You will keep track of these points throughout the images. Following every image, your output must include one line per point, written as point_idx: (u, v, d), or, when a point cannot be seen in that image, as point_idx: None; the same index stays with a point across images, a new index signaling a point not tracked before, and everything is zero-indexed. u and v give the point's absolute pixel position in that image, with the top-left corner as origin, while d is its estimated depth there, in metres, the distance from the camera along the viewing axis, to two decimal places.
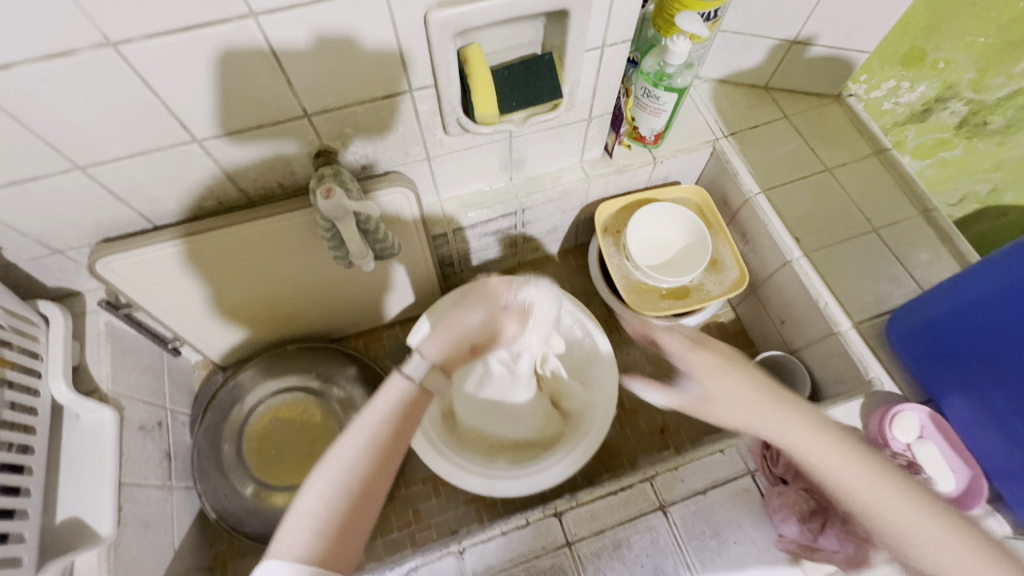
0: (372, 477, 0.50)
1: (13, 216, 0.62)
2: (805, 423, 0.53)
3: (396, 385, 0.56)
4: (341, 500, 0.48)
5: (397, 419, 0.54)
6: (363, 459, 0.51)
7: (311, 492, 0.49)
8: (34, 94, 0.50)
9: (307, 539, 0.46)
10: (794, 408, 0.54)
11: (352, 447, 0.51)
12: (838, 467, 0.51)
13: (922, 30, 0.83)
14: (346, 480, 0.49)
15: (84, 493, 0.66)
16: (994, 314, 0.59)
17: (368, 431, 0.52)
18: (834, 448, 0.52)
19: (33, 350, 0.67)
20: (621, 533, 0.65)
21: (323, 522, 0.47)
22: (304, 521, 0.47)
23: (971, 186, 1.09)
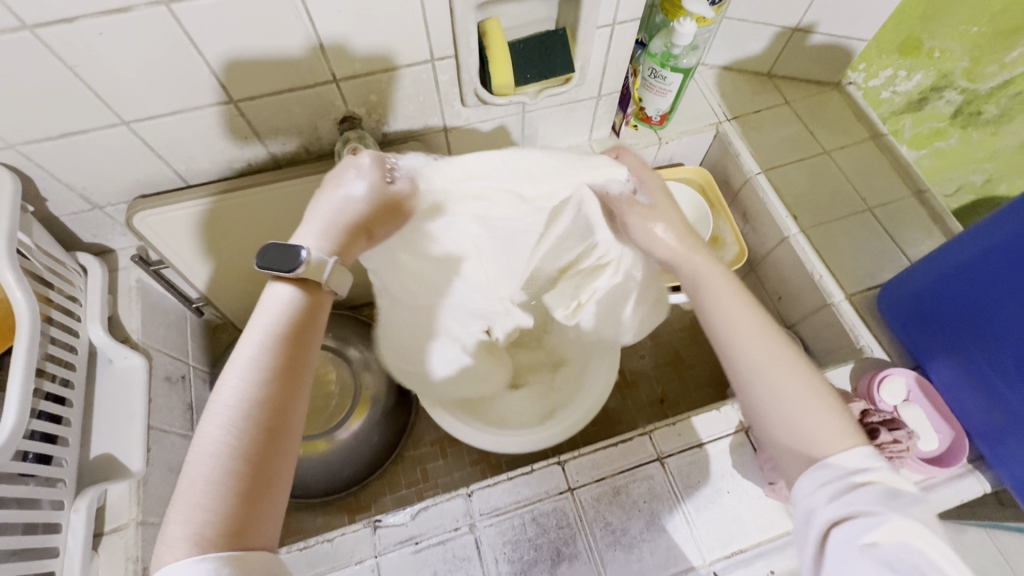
0: (268, 423, 0.41)
1: (60, 169, 0.67)
2: (801, 384, 0.50)
3: (274, 300, 0.47)
4: (231, 464, 0.39)
5: (281, 343, 0.44)
6: (247, 404, 0.41)
7: (193, 466, 0.39)
8: (92, 48, 0.54)
9: (194, 522, 0.37)
10: (791, 368, 0.51)
11: (241, 391, 0.42)
12: (821, 433, 0.48)
13: (918, 18, 0.87)
14: (230, 441, 0.40)
15: (116, 432, 0.71)
16: (976, 279, 0.63)
17: (248, 365, 0.43)
18: (820, 411, 0.48)
19: (72, 296, 0.71)
20: (620, 481, 0.69)
21: (212, 493, 0.38)
22: (209, 483, 0.38)
23: (967, 176, 1.11)
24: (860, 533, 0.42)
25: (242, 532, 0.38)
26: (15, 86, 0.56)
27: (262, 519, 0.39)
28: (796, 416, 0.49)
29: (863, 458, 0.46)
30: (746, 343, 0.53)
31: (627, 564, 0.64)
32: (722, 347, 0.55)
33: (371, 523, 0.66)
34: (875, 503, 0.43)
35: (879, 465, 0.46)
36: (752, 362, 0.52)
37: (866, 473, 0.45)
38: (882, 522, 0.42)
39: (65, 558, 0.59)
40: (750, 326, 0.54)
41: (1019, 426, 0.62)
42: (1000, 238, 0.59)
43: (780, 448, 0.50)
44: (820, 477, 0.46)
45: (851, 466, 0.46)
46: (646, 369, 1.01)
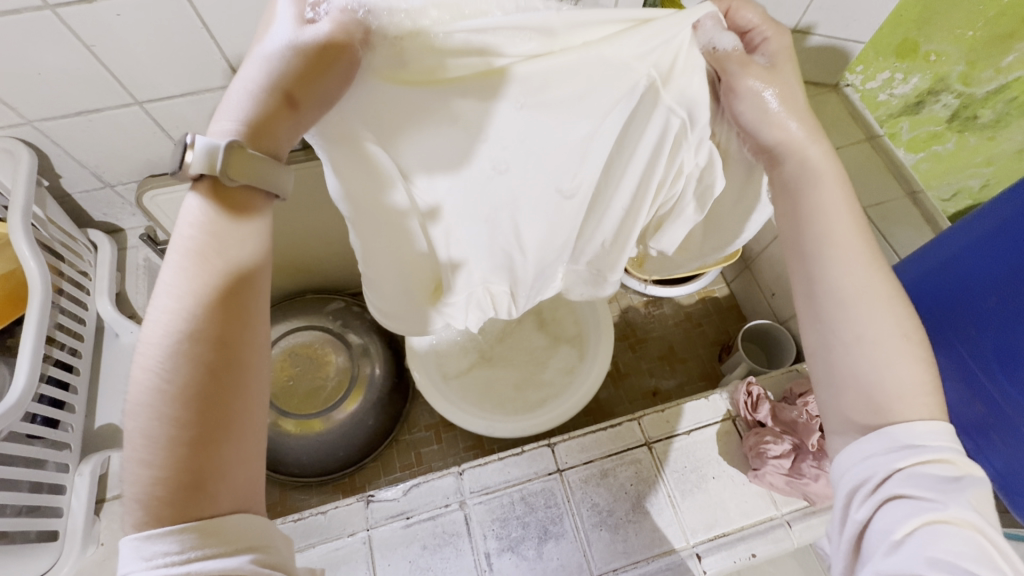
0: (207, 358, 0.30)
1: (75, 146, 0.69)
2: (896, 327, 0.40)
3: (184, 216, 0.33)
4: (169, 409, 0.29)
5: (202, 259, 0.32)
6: (173, 338, 0.30)
7: (130, 415, 0.29)
8: (110, 28, 0.57)
9: (146, 483, 0.29)
10: (890, 307, 0.40)
11: (168, 323, 0.30)
12: (897, 390, 0.38)
13: (914, 22, 0.90)
14: (164, 382, 0.30)
15: (119, 404, 0.73)
16: (960, 272, 0.64)
17: (169, 290, 0.31)
18: (904, 363, 0.39)
19: (83, 271, 0.74)
20: (608, 464, 0.70)
21: (157, 443, 0.29)
22: (151, 438, 0.29)
23: (966, 182, 1.09)
24: (900, 520, 0.35)
25: (201, 487, 0.29)
26: (35, 63, 0.58)
27: (227, 469, 0.30)
28: (874, 360, 0.39)
29: (936, 430, 0.37)
30: (847, 270, 0.42)
31: (612, 543, 0.65)
32: (802, 273, 0.44)
33: (364, 498, 0.68)
34: (921, 490, 0.36)
35: (941, 447, 0.37)
36: (843, 293, 0.41)
37: (928, 452, 0.37)
38: (930, 511, 0.35)
39: (69, 518, 0.62)
40: (851, 252, 0.42)
41: (1001, 419, 0.63)
42: (985, 230, 0.61)
43: (844, 398, 0.41)
44: (859, 456, 0.39)
45: (908, 437, 0.37)
46: (640, 362, 1.03)
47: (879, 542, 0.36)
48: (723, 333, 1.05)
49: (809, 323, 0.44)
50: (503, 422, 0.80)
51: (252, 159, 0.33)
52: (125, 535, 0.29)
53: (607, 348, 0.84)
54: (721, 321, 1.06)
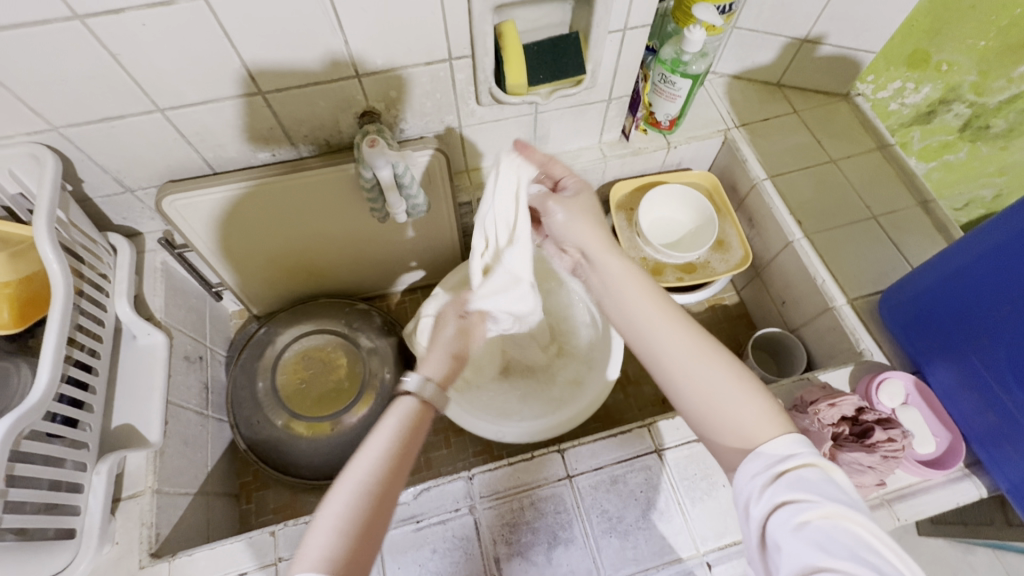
0: (395, 477, 0.49)
1: (97, 151, 0.71)
2: (725, 373, 0.50)
3: (405, 404, 0.53)
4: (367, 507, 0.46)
5: (394, 453, 0.50)
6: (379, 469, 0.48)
7: (329, 502, 0.46)
8: (136, 37, 0.58)
9: (327, 548, 0.44)
10: (713, 356, 0.51)
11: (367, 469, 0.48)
12: (750, 422, 0.48)
13: (926, 33, 0.89)
14: (367, 489, 0.47)
15: (135, 405, 0.74)
16: (971, 283, 0.64)
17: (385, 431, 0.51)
18: (743, 401, 0.49)
19: (103, 273, 0.76)
20: (618, 470, 0.70)
21: (346, 525, 0.45)
22: (331, 517, 0.45)
23: (976, 191, 1.12)
24: (791, 519, 0.42)
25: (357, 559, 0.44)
26: (63, 72, 0.60)
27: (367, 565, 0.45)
28: (727, 408, 0.49)
29: (791, 444, 0.46)
30: (670, 340, 0.52)
31: (622, 550, 0.65)
32: (648, 349, 0.54)
33: None
34: (801, 490, 0.43)
35: (805, 451, 0.46)
36: (678, 359, 0.51)
37: (797, 458, 0.45)
38: (813, 509, 0.42)
39: (86, 516, 0.63)
40: (658, 314, 0.54)
41: (1013, 428, 0.63)
42: (1000, 237, 0.60)
43: (718, 440, 0.49)
44: (748, 471, 0.46)
45: (778, 452, 0.45)
46: (649, 369, 1.03)
47: (780, 535, 0.42)
48: (733, 341, 1.05)
49: (670, 391, 0.53)
50: (513, 426, 0.81)
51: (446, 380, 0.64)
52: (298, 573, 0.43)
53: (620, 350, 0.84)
54: (732, 330, 1.07)
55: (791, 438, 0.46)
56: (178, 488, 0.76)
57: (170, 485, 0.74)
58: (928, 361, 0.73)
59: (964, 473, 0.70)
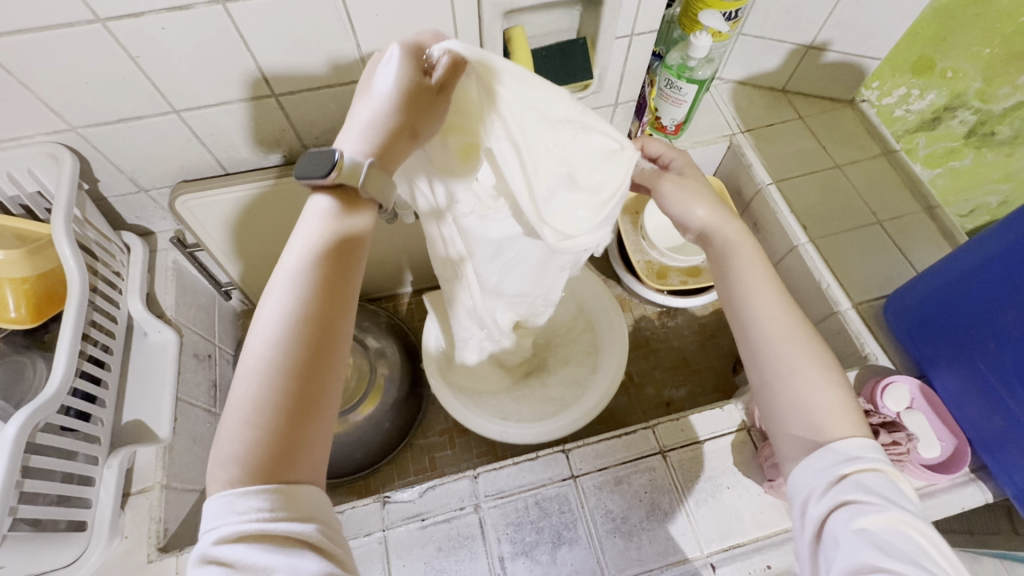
0: (310, 337, 0.39)
1: (114, 151, 0.72)
2: (815, 361, 0.49)
3: (316, 212, 0.43)
4: (279, 382, 0.38)
5: (310, 299, 0.40)
6: (282, 330, 0.39)
7: (244, 374, 0.39)
8: (156, 40, 0.60)
9: (246, 441, 0.37)
10: (807, 343, 0.50)
11: (275, 321, 0.39)
12: (826, 412, 0.48)
13: (931, 39, 0.89)
14: (272, 356, 0.38)
15: (146, 401, 0.75)
16: (977, 287, 0.64)
17: (286, 280, 0.41)
18: (827, 389, 0.48)
19: (117, 271, 0.77)
20: (622, 471, 0.70)
21: (271, 404, 0.38)
22: (251, 390, 0.38)
23: (982, 198, 1.12)
24: (853, 519, 0.42)
25: (290, 455, 0.38)
26: (84, 73, 0.61)
27: (309, 446, 0.38)
28: (809, 394, 0.48)
29: (860, 445, 0.46)
30: (765, 319, 0.52)
31: (626, 551, 0.66)
32: (739, 320, 0.54)
33: (380, 499, 0.69)
34: (864, 492, 0.43)
35: (875, 456, 0.45)
36: (767, 336, 0.51)
37: (865, 462, 0.45)
38: (878, 511, 0.42)
39: (97, 510, 0.64)
40: (765, 298, 0.53)
41: (1020, 432, 0.63)
42: (1005, 242, 0.61)
43: (786, 427, 0.49)
44: (813, 468, 0.46)
45: (846, 451, 0.45)
46: (653, 372, 1.03)
47: (838, 535, 0.42)
48: None
49: (749, 361, 0.53)
50: (517, 426, 0.81)
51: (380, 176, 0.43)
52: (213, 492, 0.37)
53: (620, 351, 0.85)
54: None
55: (862, 442, 0.46)
56: (186, 484, 0.76)
57: (179, 481, 0.75)
58: (934, 365, 0.73)
59: (970, 478, 0.70)
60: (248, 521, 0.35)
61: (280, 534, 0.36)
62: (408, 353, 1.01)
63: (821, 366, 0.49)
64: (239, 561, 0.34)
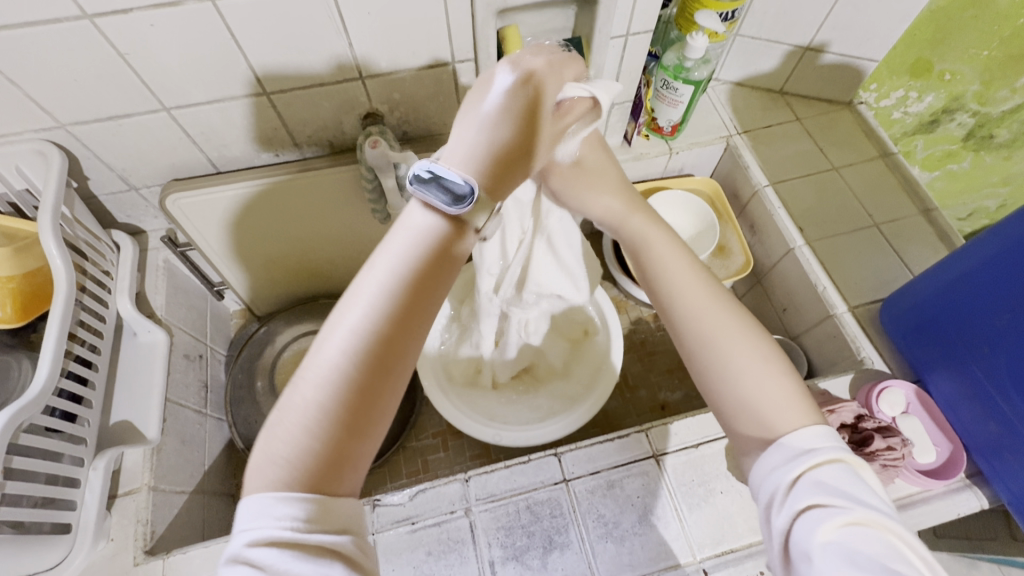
0: (387, 355, 0.38)
1: (104, 149, 0.72)
2: (759, 351, 0.48)
3: (421, 221, 0.40)
4: (345, 395, 0.37)
5: (396, 315, 0.38)
6: (363, 341, 0.37)
7: (310, 376, 0.37)
8: (144, 37, 0.59)
9: (301, 448, 0.36)
10: (750, 336, 0.49)
11: (356, 329, 0.37)
12: (777, 403, 0.46)
13: (928, 42, 0.89)
14: (344, 366, 0.37)
15: (134, 402, 0.74)
16: (974, 291, 0.64)
17: (376, 291, 0.38)
18: (776, 380, 0.47)
19: (106, 270, 0.76)
20: (615, 475, 0.70)
21: (329, 416, 0.36)
22: (314, 396, 0.36)
23: (980, 201, 1.12)
24: (814, 524, 0.40)
25: (338, 469, 0.37)
26: (71, 70, 0.61)
27: (358, 465, 0.38)
28: (759, 387, 0.47)
29: (816, 437, 0.44)
30: (698, 316, 0.51)
31: (617, 556, 0.65)
32: (677, 321, 0.52)
33: (370, 502, 0.68)
34: (823, 492, 0.41)
35: (828, 446, 0.44)
36: (710, 337, 0.49)
37: (819, 456, 0.43)
38: (839, 514, 0.40)
39: (82, 511, 0.63)
40: (695, 291, 0.52)
41: (1015, 438, 0.62)
42: (1000, 246, 0.60)
43: (740, 426, 0.48)
44: (770, 470, 0.44)
45: (802, 446, 0.44)
46: (649, 375, 1.03)
47: (802, 544, 0.40)
48: None
49: (693, 365, 0.51)
50: (508, 429, 0.80)
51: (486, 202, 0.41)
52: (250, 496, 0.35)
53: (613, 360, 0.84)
54: None
55: (820, 432, 0.45)
56: (175, 486, 0.76)
57: (167, 482, 0.74)
58: (928, 369, 0.72)
59: (966, 483, 0.69)
60: (287, 526, 0.34)
61: (314, 547, 0.34)
62: None
63: (768, 361, 0.48)
64: (272, 566, 0.33)
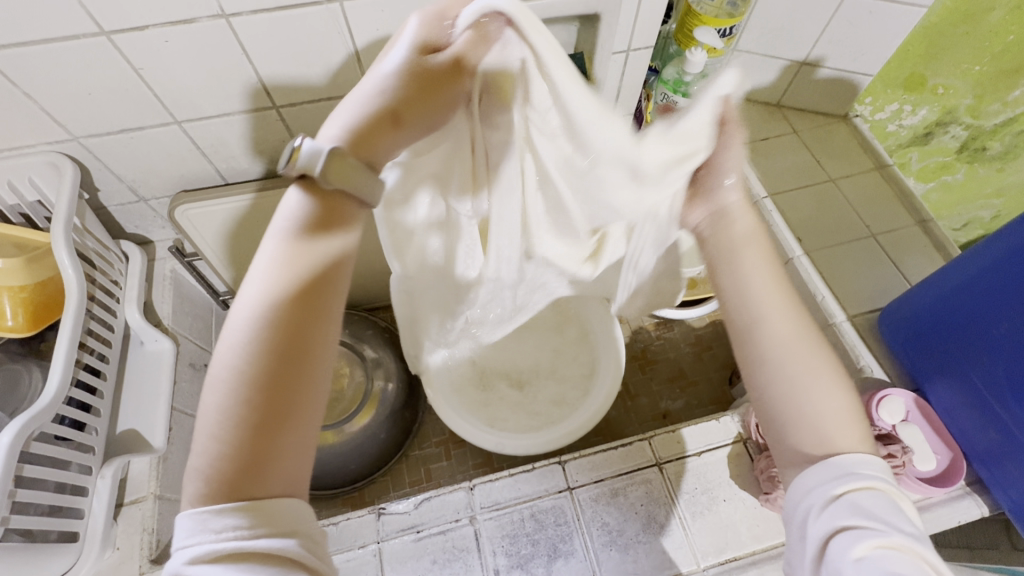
0: (284, 345, 0.38)
1: (115, 161, 0.73)
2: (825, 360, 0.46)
3: (287, 209, 0.41)
4: (245, 393, 0.37)
5: (288, 295, 0.39)
6: (253, 337, 0.38)
7: (216, 381, 0.37)
8: (159, 54, 0.61)
9: (210, 454, 0.36)
10: (817, 342, 0.46)
11: (248, 319, 0.38)
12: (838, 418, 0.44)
13: (921, 56, 0.91)
14: (243, 359, 0.37)
15: (142, 410, 0.75)
16: (973, 299, 0.65)
17: (251, 298, 0.39)
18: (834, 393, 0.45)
19: (115, 279, 0.77)
20: (618, 483, 0.70)
21: (241, 411, 0.36)
22: (223, 395, 0.37)
23: (976, 212, 1.13)
24: (852, 544, 0.38)
25: (257, 467, 0.36)
26: (86, 85, 0.62)
27: (279, 456, 0.36)
28: (818, 401, 0.45)
29: (866, 464, 0.43)
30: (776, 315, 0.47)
31: (622, 563, 0.65)
32: (738, 316, 0.49)
33: (375, 510, 0.69)
34: (864, 516, 0.40)
35: (872, 474, 0.42)
36: (781, 345, 0.46)
37: (861, 478, 0.42)
38: (875, 532, 0.38)
39: (90, 520, 0.63)
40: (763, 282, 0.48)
41: (1014, 445, 0.63)
42: (997, 257, 0.61)
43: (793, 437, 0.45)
44: (811, 484, 0.43)
45: (850, 469, 0.42)
46: (650, 384, 1.03)
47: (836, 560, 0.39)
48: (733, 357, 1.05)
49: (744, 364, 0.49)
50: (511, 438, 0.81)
51: (349, 167, 0.41)
52: (184, 509, 0.35)
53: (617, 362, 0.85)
54: None
55: (870, 460, 0.43)
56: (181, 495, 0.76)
57: (172, 491, 0.74)
58: (928, 377, 0.73)
59: (966, 491, 0.70)
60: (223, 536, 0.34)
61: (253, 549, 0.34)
62: (404, 362, 0.99)
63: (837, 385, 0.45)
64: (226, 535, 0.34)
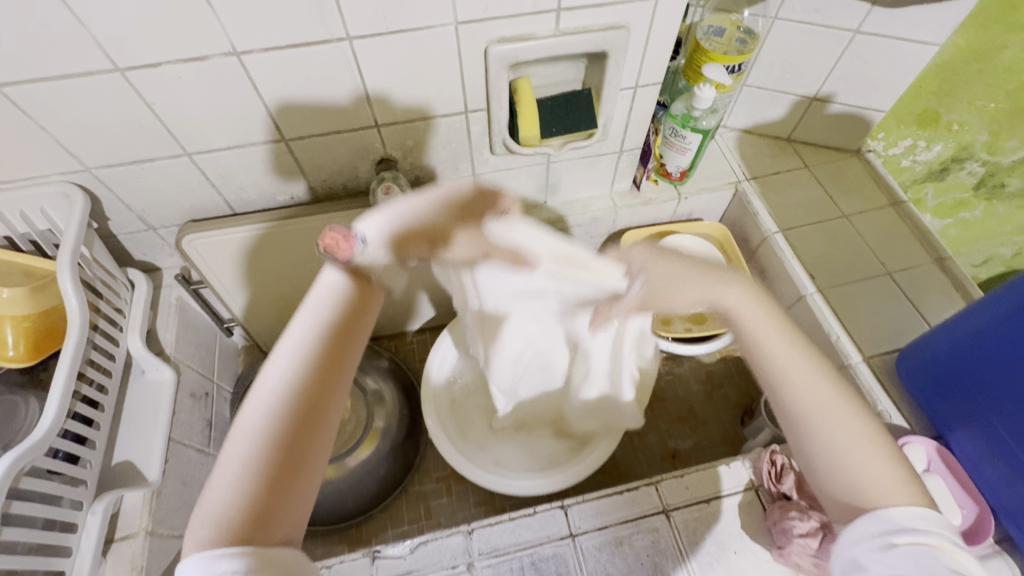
0: (310, 404, 0.44)
1: (125, 191, 0.74)
2: (860, 427, 0.47)
3: (327, 284, 0.51)
4: (268, 447, 0.42)
5: (313, 361, 0.45)
6: (286, 394, 0.43)
7: (241, 438, 0.42)
8: (172, 89, 0.62)
9: (229, 503, 0.40)
10: (853, 410, 0.48)
11: (281, 379, 0.44)
12: (880, 487, 0.45)
13: (934, 93, 0.89)
14: (270, 418, 0.42)
15: (139, 441, 0.74)
16: (998, 347, 0.62)
17: (282, 364, 0.45)
18: (874, 461, 0.46)
19: (117, 306, 0.76)
20: (623, 531, 0.67)
21: (264, 466, 0.41)
22: (248, 450, 0.41)
23: (996, 249, 1.10)
24: None
25: (266, 521, 0.40)
26: (100, 119, 0.63)
27: (289, 512, 0.41)
28: (855, 469, 0.46)
29: (920, 519, 0.43)
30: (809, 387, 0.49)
31: None
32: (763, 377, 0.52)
33: (370, 554, 0.66)
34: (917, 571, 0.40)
35: (929, 529, 0.42)
36: (809, 408, 0.48)
37: (915, 534, 0.42)
38: None
39: (76, 558, 0.62)
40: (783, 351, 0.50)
41: None
42: (1020, 305, 0.60)
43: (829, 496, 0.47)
44: (859, 532, 0.44)
45: (902, 524, 0.43)
46: (659, 422, 1.00)
47: None
48: (745, 395, 1.02)
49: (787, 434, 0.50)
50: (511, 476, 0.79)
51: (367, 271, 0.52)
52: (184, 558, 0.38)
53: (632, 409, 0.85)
54: (744, 383, 1.03)
55: (924, 515, 0.43)
56: (173, 531, 0.74)
57: (165, 527, 0.72)
58: (950, 428, 0.70)
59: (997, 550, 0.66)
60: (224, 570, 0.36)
61: None
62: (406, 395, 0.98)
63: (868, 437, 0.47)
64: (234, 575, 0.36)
